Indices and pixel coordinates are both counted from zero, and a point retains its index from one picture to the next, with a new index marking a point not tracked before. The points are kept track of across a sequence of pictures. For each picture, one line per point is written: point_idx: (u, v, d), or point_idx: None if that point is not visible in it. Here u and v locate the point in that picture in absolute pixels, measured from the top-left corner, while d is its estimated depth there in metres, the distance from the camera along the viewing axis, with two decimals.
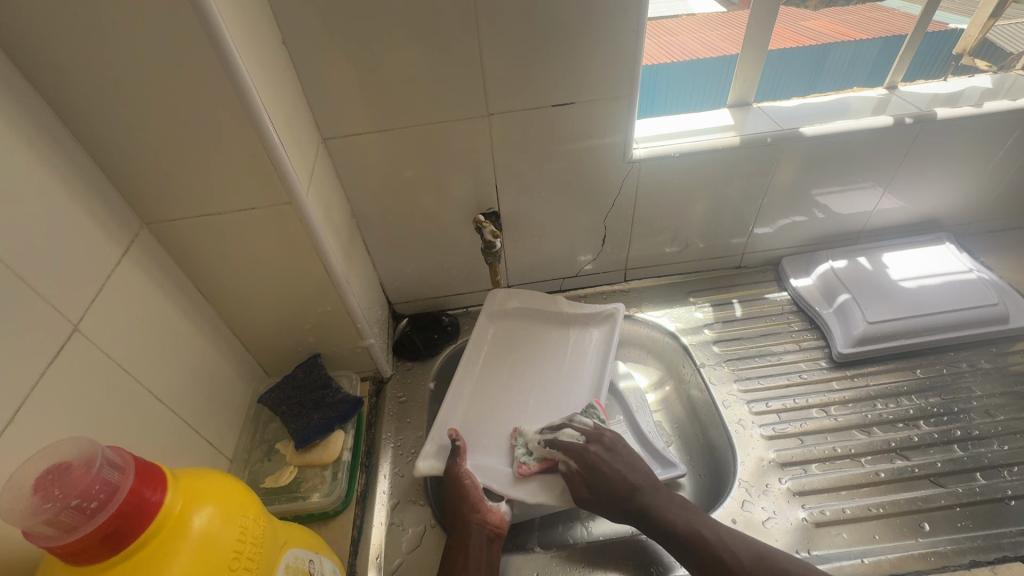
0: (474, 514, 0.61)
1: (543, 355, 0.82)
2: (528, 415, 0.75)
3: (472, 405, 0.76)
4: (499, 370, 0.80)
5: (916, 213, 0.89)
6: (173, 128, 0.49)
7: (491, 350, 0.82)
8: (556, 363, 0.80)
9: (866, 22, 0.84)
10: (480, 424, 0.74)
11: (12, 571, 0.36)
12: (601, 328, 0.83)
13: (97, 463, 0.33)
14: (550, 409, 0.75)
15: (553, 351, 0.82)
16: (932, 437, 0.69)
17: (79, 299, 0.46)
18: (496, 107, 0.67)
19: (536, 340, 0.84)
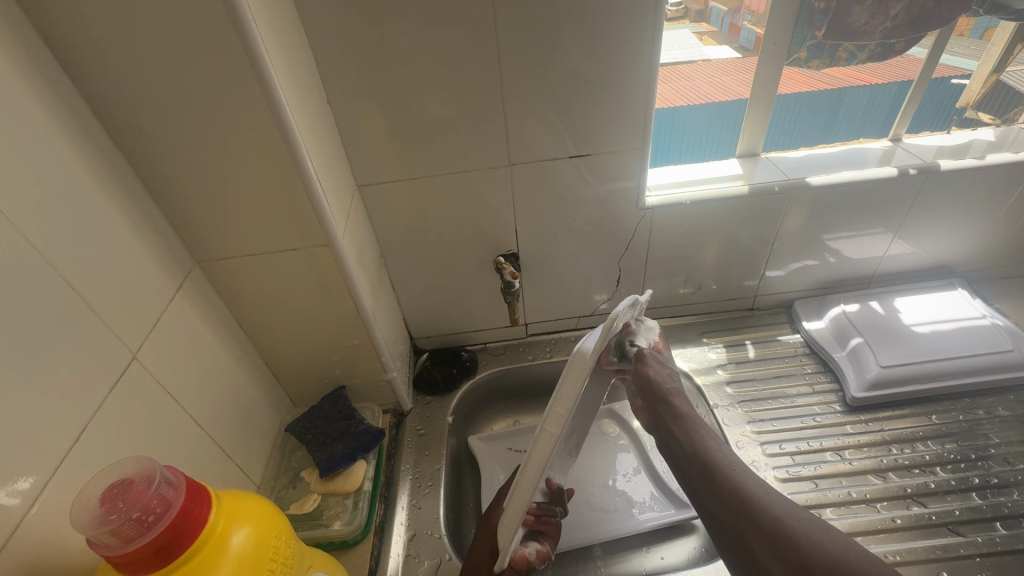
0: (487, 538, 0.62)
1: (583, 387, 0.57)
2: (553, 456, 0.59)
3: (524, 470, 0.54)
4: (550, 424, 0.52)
5: (928, 258, 0.90)
6: (230, 179, 0.55)
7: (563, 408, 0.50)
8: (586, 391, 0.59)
9: (883, 68, 0.80)
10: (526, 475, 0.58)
11: None
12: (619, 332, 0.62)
13: (156, 480, 0.36)
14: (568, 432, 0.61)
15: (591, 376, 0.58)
16: (950, 484, 0.68)
17: (138, 330, 0.50)
18: (516, 158, 0.72)
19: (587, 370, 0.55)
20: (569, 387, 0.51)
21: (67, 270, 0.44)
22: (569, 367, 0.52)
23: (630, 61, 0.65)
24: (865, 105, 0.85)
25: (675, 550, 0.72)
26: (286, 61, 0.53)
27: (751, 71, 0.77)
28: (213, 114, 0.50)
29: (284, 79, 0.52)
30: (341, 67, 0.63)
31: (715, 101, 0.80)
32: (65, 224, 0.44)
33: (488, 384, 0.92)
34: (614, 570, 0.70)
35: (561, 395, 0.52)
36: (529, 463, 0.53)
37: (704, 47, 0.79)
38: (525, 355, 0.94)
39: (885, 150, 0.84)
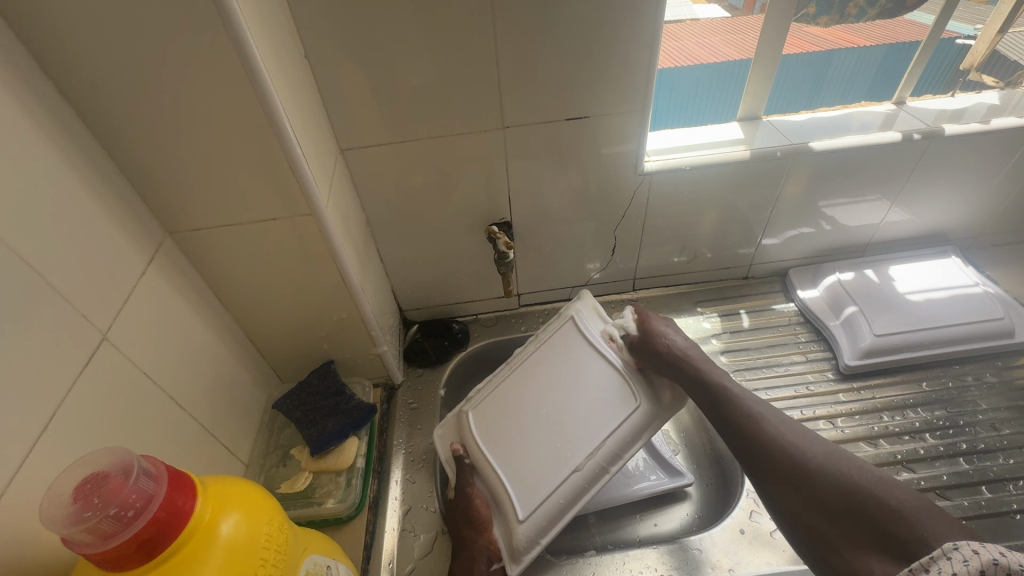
0: (479, 536, 0.61)
1: (583, 401, 0.66)
2: (521, 447, 0.64)
3: (522, 470, 0.63)
4: (580, 447, 0.62)
5: (922, 225, 0.90)
6: (199, 141, 0.50)
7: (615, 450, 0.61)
8: (574, 398, 0.66)
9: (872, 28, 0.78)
10: (500, 466, 0.64)
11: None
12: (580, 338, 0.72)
13: (134, 472, 0.33)
14: (527, 421, 0.66)
15: (591, 393, 0.66)
16: (938, 450, 0.69)
17: (108, 308, 0.47)
18: (511, 119, 0.68)
19: (604, 400, 0.65)
20: (623, 435, 0.62)
21: (22, 243, 0.39)
22: (625, 420, 0.62)
23: (635, 14, 0.60)
24: (872, 68, 0.81)
25: (669, 517, 0.72)
26: (257, 7, 0.47)
27: (740, 30, 0.75)
28: (176, 67, 0.45)
29: (256, 29, 0.46)
30: (317, 16, 0.57)
31: (704, 63, 0.76)
32: (19, 192, 0.39)
33: (480, 356, 0.90)
34: (610, 537, 0.71)
35: (616, 438, 0.62)
36: (566, 486, 0.60)
37: (694, 5, 0.75)
38: (518, 326, 0.92)
39: (890, 113, 0.81)
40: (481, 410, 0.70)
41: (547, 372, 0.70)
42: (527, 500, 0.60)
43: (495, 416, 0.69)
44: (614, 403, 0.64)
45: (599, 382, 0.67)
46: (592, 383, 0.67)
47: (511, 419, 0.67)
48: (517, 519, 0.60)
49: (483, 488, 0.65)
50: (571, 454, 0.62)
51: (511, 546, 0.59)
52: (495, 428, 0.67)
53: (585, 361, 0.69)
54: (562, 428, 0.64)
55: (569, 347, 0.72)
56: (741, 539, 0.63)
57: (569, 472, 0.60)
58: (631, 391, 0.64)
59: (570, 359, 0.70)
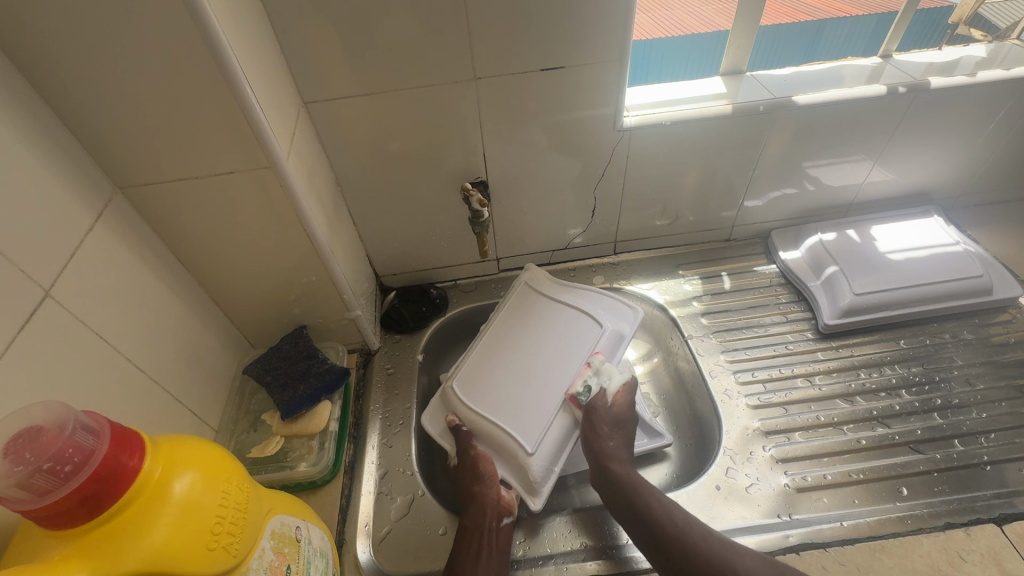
0: (490, 488, 0.61)
1: (558, 342, 0.69)
2: (512, 395, 0.66)
3: (519, 411, 0.64)
4: (568, 377, 0.65)
5: (905, 185, 0.88)
6: (142, 85, 0.46)
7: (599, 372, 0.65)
8: (549, 341, 0.69)
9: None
10: (496, 416, 0.65)
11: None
12: (537, 292, 0.75)
13: (70, 427, 0.32)
14: (511, 374, 0.68)
15: (564, 333, 0.70)
16: (913, 405, 0.70)
17: (50, 264, 0.44)
18: (483, 71, 0.65)
19: (574, 333, 0.69)
20: (603, 354, 0.67)
21: None
22: (600, 344, 0.67)
23: None
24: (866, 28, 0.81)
25: (647, 477, 0.72)
26: None
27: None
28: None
29: None
30: None
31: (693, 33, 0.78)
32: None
33: (459, 321, 0.88)
34: (588, 497, 0.71)
35: (595, 360, 0.66)
36: (565, 412, 0.63)
37: None
38: (497, 292, 0.90)
39: (877, 66, 0.79)
40: (460, 377, 0.70)
41: (518, 328, 0.72)
42: (529, 438, 0.62)
43: (475, 374, 0.69)
44: (584, 335, 0.69)
45: (566, 319, 0.71)
46: (560, 325, 0.71)
47: (493, 371, 0.69)
48: (527, 453, 0.61)
49: (483, 448, 0.65)
50: (562, 387, 0.65)
51: (528, 484, 0.61)
52: (479, 385, 0.68)
53: (546, 308, 0.73)
54: (546, 369, 0.67)
55: (530, 304, 0.75)
56: (717, 495, 0.63)
57: (564, 399, 0.64)
58: (594, 317, 0.70)
59: (535, 311, 0.74)
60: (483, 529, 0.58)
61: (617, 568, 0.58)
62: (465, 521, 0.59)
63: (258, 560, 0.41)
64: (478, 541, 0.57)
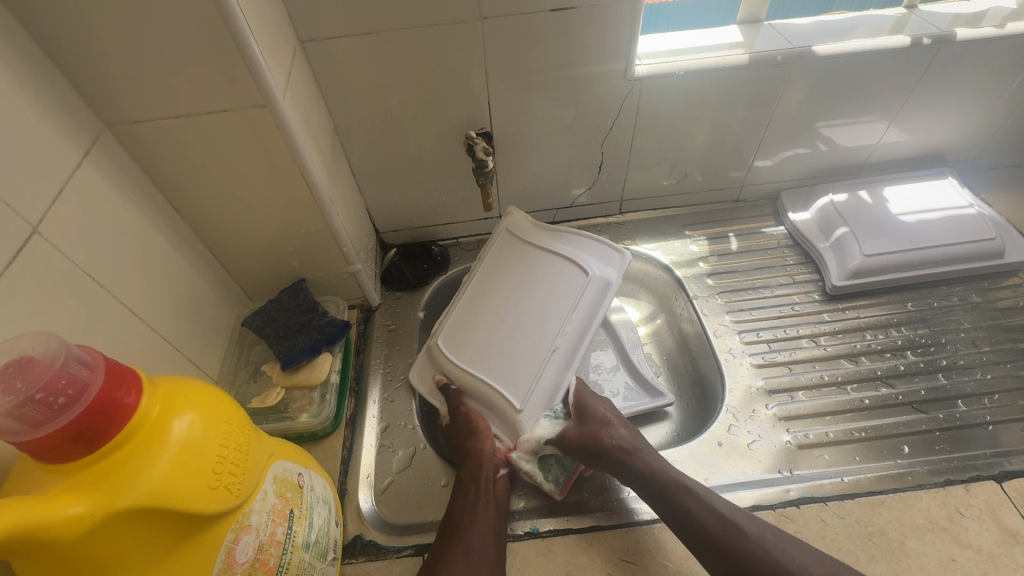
0: (484, 443, 0.60)
1: (544, 291, 0.67)
2: (499, 351, 0.64)
3: (506, 367, 0.63)
4: (553, 330, 0.64)
5: (921, 145, 0.86)
6: (127, 9, 0.43)
7: (585, 324, 0.64)
8: (534, 291, 0.67)
9: None
10: (484, 374, 0.64)
11: None
12: (524, 239, 0.73)
13: (62, 359, 0.31)
14: (497, 328, 0.66)
15: (549, 283, 0.67)
16: (917, 366, 0.70)
17: (37, 201, 0.42)
18: (490, 11, 0.61)
19: (560, 283, 0.67)
20: (589, 304, 0.65)
21: None
22: (585, 294, 0.65)
23: None
24: None
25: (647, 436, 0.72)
26: None
27: None
28: None
29: None
30: None
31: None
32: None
33: (461, 279, 0.87)
34: None
35: (581, 310, 0.64)
36: (551, 367, 0.62)
37: None
38: None
39: (901, 17, 0.75)
40: (450, 333, 0.69)
41: (501, 278, 0.71)
42: (513, 394, 0.61)
43: (463, 330, 0.68)
44: (566, 284, 0.66)
45: (551, 267, 0.69)
46: (546, 275, 0.68)
47: (478, 323, 0.68)
48: (515, 411, 0.60)
49: (475, 405, 0.64)
50: (543, 339, 0.63)
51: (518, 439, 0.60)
52: (468, 340, 0.67)
53: (530, 256, 0.71)
54: (533, 321, 0.65)
55: (514, 251, 0.73)
56: (718, 451, 0.63)
57: (551, 353, 0.62)
58: (578, 265, 0.67)
59: (519, 258, 0.72)
60: (478, 483, 0.58)
61: (610, 519, 0.59)
62: (462, 473, 0.59)
63: (261, 503, 0.40)
64: (473, 495, 0.57)
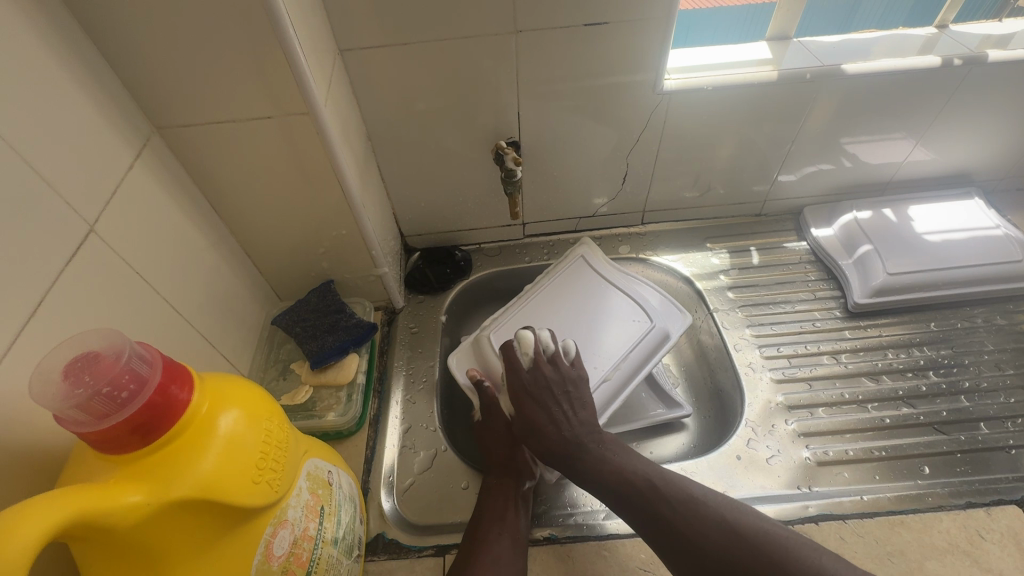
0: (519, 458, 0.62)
1: (604, 321, 0.70)
2: None
3: None
4: (608, 362, 0.66)
5: (948, 165, 0.85)
6: (184, 19, 0.45)
7: (638, 366, 0.67)
8: (595, 319, 0.70)
9: None
10: None
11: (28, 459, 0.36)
12: (586, 265, 0.76)
13: (125, 355, 0.33)
14: (555, 342, 0.68)
15: (611, 315, 0.70)
16: (939, 387, 0.70)
17: (94, 200, 0.44)
18: (525, 24, 0.62)
19: (622, 318, 0.70)
20: (645, 348, 0.68)
21: None
22: (646, 337, 0.68)
23: None
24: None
25: (665, 446, 0.73)
26: None
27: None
28: None
29: None
30: None
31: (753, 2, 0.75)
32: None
33: (483, 285, 0.88)
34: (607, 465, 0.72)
35: (639, 350, 0.67)
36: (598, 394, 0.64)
37: None
38: (521, 256, 0.90)
39: (931, 37, 0.75)
40: (504, 330, 0.70)
41: (568, 296, 0.73)
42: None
43: (518, 334, 0.69)
44: (634, 325, 0.69)
45: (616, 301, 0.71)
46: (609, 306, 0.71)
47: (535, 332, 0.69)
48: None
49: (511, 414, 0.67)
50: (600, 366, 0.66)
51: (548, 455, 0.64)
52: None
53: (596, 285, 0.74)
54: (590, 346, 0.67)
55: (584, 277, 0.75)
56: (737, 465, 0.64)
57: (602, 382, 0.65)
58: (647, 310, 0.70)
59: (581, 283, 0.74)
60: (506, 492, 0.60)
61: (585, 530, 0.60)
62: (490, 480, 0.61)
63: (296, 499, 0.42)
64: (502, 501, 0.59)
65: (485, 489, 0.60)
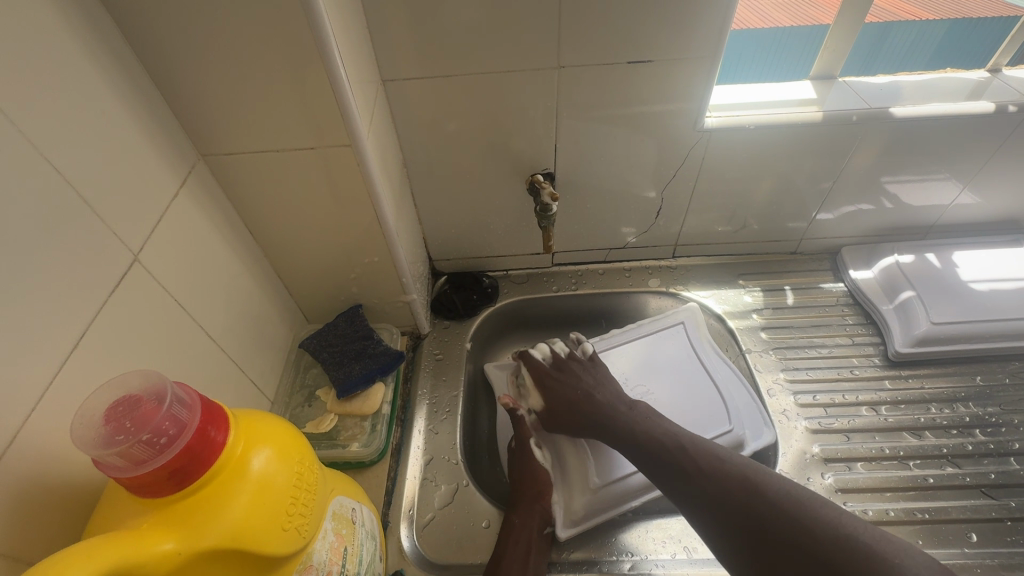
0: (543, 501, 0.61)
1: (686, 407, 0.71)
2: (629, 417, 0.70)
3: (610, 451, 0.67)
4: None
5: (996, 211, 0.82)
6: (236, 54, 0.45)
7: None
8: (680, 404, 0.71)
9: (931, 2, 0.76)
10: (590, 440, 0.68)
11: (59, 492, 0.36)
12: (680, 336, 0.78)
13: (167, 400, 0.33)
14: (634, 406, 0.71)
15: (696, 404, 0.71)
16: (986, 447, 0.67)
17: (139, 229, 0.44)
18: (568, 59, 0.62)
19: (704, 411, 0.70)
20: None
21: (43, 143, 0.36)
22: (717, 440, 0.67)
23: None
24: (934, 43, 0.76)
25: None
26: None
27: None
28: None
29: None
30: None
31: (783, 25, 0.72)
32: (35, 85, 0.35)
33: (509, 313, 0.87)
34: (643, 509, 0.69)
35: None
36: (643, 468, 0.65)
37: None
38: (549, 285, 0.89)
39: (982, 81, 0.73)
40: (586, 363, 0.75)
41: (662, 366, 0.75)
42: (606, 473, 0.65)
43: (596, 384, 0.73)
44: (710, 421, 0.69)
45: (705, 393, 0.72)
46: (699, 393, 0.72)
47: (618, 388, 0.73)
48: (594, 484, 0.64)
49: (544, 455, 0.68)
50: None
51: (573, 513, 0.63)
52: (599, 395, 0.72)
53: (693, 367, 0.75)
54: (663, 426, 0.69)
55: (680, 351, 0.76)
56: None
57: None
58: (730, 413, 0.69)
59: (677, 360, 0.76)
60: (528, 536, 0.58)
61: None
62: (514, 517, 0.60)
63: (321, 541, 0.41)
64: (523, 544, 0.58)
65: (509, 528, 0.59)
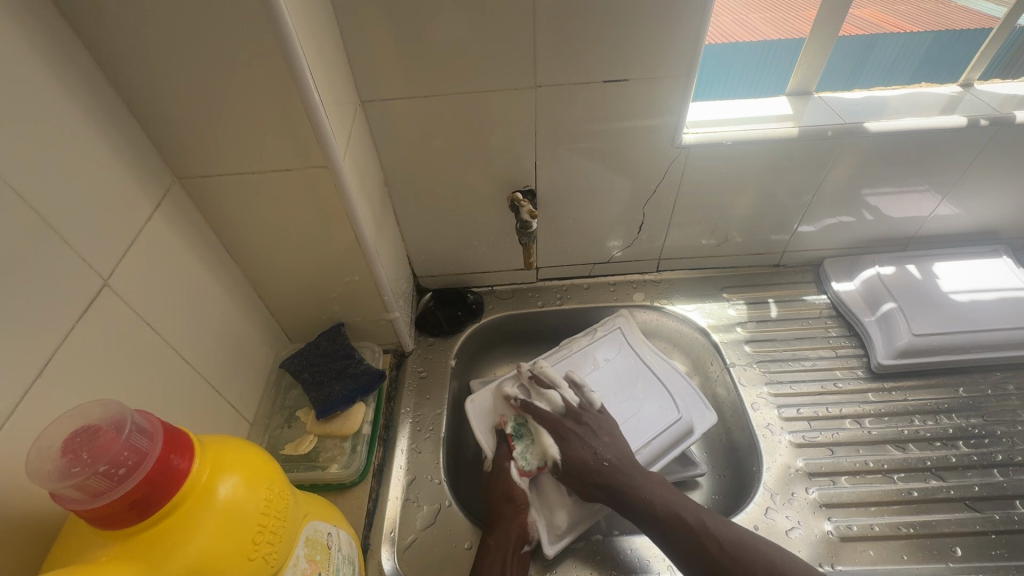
0: (519, 516, 0.60)
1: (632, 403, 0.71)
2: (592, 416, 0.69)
3: None
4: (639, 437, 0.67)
5: (974, 221, 0.83)
6: (210, 78, 0.46)
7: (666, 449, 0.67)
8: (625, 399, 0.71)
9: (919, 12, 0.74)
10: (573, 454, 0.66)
11: (21, 523, 0.35)
12: (611, 338, 0.78)
13: (126, 429, 0.32)
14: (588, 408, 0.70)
15: (638, 397, 0.71)
16: (970, 459, 0.67)
17: (110, 253, 0.44)
18: (544, 79, 0.63)
19: (648, 403, 0.70)
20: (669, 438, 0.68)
21: (10, 172, 0.36)
22: (670, 426, 0.68)
23: None
24: (915, 57, 0.76)
25: None
26: None
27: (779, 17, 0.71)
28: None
29: None
30: None
31: (768, 39, 0.72)
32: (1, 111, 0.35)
33: (493, 328, 0.87)
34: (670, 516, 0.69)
35: (668, 434, 0.68)
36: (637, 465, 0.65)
37: None
38: (534, 300, 0.89)
39: (954, 96, 0.74)
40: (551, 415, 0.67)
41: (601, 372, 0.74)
42: None
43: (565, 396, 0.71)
44: (660, 414, 0.69)
45: (646, 386, 0.72)
46: (638, 387, 0.73)
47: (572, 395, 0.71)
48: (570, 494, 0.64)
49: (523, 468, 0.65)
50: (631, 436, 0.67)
51: (557, 528, 0.62)
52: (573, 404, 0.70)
53: (628, 363, 0.75)
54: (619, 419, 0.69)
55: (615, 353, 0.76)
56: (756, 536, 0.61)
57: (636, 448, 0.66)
58: (674, 403, 0.70)
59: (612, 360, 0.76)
60: (504, 555, 0.58)
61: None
62: (489, 538, 0.59)
63: (293, 568, 0.40)
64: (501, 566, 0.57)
65: (484, 549, 0.58)
